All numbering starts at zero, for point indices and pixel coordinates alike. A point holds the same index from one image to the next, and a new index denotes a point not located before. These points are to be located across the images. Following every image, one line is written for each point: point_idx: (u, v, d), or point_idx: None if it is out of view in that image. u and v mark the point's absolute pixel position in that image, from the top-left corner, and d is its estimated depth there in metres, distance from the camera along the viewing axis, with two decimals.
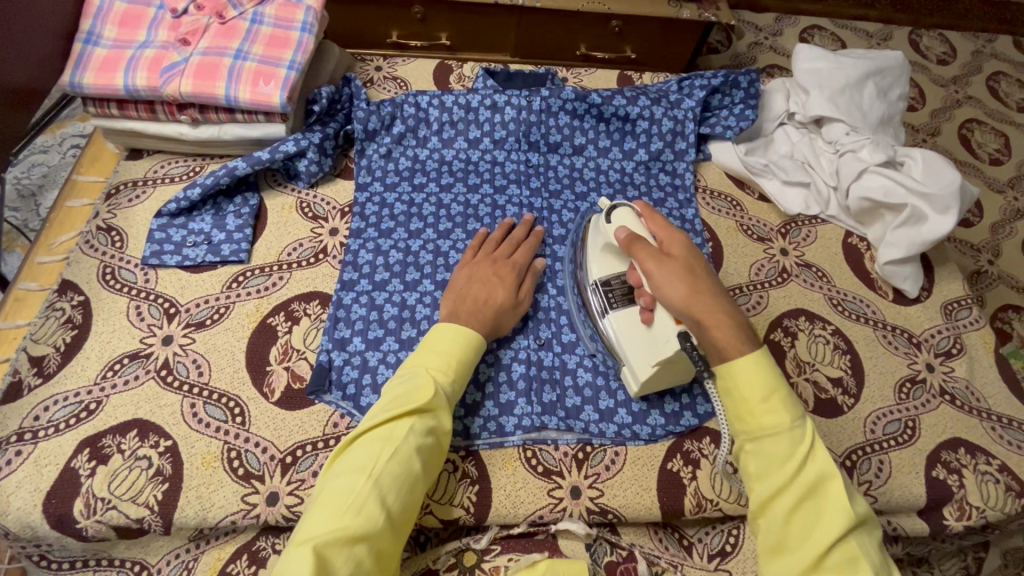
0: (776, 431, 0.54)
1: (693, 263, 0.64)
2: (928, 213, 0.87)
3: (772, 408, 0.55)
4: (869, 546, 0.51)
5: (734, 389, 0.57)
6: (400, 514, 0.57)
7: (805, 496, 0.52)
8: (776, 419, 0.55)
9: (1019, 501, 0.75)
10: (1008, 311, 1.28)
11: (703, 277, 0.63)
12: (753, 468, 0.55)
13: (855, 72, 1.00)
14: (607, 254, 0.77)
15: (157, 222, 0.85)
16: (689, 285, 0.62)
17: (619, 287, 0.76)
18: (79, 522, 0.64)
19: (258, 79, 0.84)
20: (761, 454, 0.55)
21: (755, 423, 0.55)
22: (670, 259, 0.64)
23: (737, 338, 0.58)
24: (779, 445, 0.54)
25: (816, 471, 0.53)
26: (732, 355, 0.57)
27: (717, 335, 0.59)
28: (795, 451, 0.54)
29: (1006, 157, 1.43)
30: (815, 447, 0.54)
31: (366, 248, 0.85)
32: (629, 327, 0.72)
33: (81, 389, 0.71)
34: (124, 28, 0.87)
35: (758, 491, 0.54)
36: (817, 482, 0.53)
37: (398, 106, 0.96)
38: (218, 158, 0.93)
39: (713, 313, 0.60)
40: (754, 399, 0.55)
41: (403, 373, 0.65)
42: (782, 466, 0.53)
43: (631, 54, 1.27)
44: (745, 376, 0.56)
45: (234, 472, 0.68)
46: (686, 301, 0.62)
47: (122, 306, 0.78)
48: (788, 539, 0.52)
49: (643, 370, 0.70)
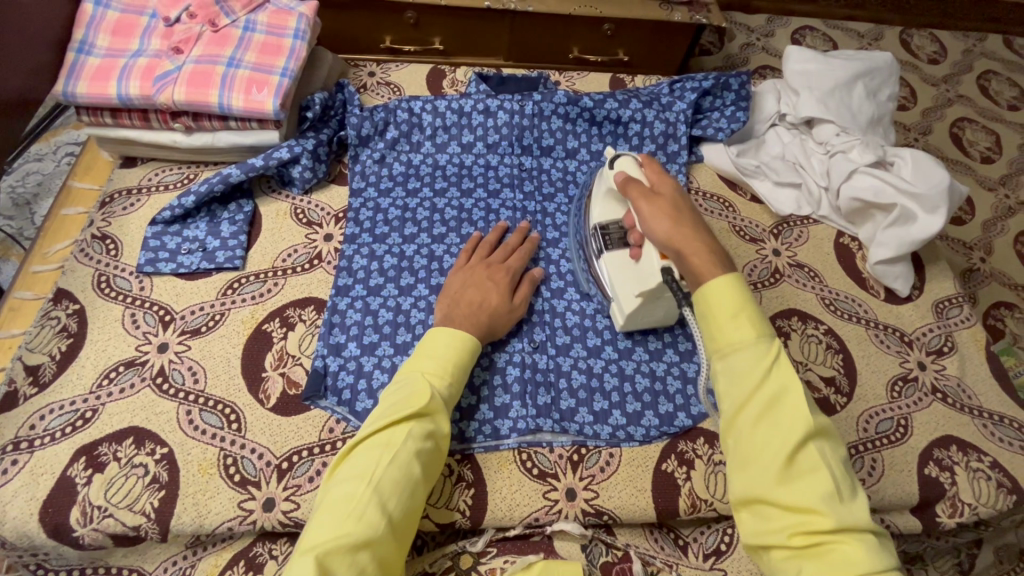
0: (743, 346, 0.56)
1: (679, 203, 0.68)
2: (918, 213, 0.88)
3: (740, 324, 0.57)
4: (830, 456, 0.53)
5: (706, 309, 0.59)
6: (401, 521, 0.57)
7: (770, 405, 0.53)
8: (743, 335, 0.56)
9: (1010, 497, 0.75)
10: (1001, 308, 1.29)
11: (689, 215, 0.67)
12: (721, 386, 0.57)
13: (845, 74, 1.01)
14: (608, 199, 0.79)
15: (152, 229, 0.85)
16: (673, 220, 0.66)
17: (616, 232, 0.78)
18: (75, 530, 0.64)
19: (251, 86, 0.84)
20: (729, 369, 0.56)
21: (724, 339, 0.57)
22: (658, 198, 0.68)
23: (715, 265, 0.61)
24: (746, 358, 0.56)
25: (781, 382, 0.54)
26: (706, 278, 0.61)
27: (695, 263, 0.62)
28: (760, 364, 0.55)
29: (996, 156, 1.44)
30: (781, 362, 0.55)
31: (361, 253, 0.85)
32: (620, 264, 0.75)
33: (77, 398, 0.71)
34: (117, 38, 0.87)
35: (725, 408, 0.55)
36: (782, 392, 0.54)
37: (392, 111, 0.97)
38: (213, 165, 0.93)
39: (693, 243, 0.64)
40: (723, 316, 0.58)
41: (400, 378, 0.65)
42: (748, 377, 0.55)
43: (624, 57, 1.28)
44: (714, 298, 0.58)
45: (230, 479, 0.68)
46: (670, 234, 0.65)
47: (117, 314, 0.78)
48: (754, 449, 0.53)
49: (628, 303, 0.74)
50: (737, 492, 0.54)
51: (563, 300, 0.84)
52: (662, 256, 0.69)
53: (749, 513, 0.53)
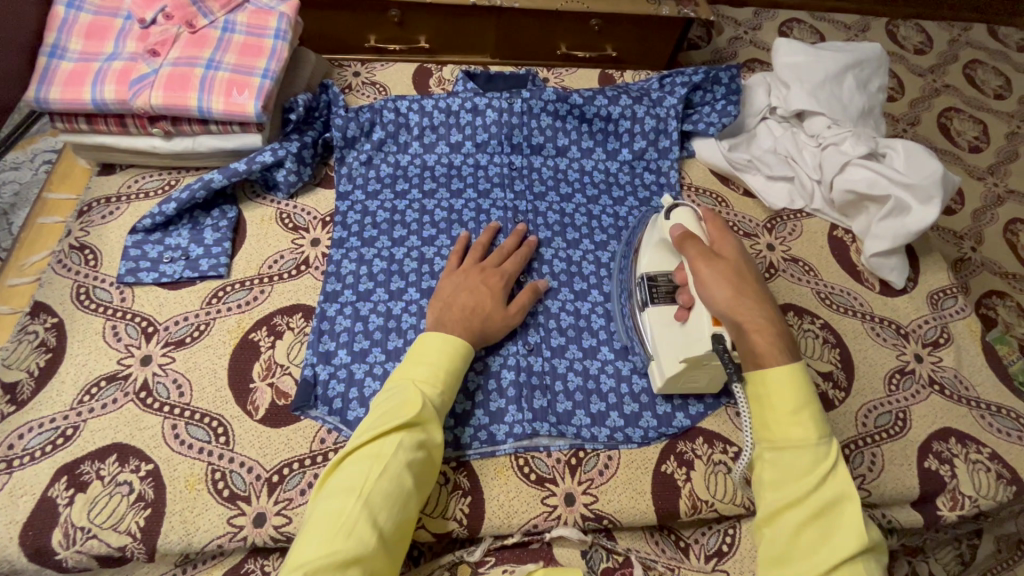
0: (800, 445, 0.56)
1: (743, 270, 0.66)
2: (912, 205, 0.87)
3: (801, 423, 0.56)
4: (875, 571, 0.51)
5: (762, 397, 0.59)
6: (393, 533, 0.55)
7: (821, 512, 0.53)
8: (803, 433, 0.56)
9: (1010, 488, 0.75)
10: (993, 297, 1.29)
11: (749, 282, 0.65)
12: (768, 477, 0.57)
13: (835, 66, 1.00)
14: (660, 249, 0.77)
15: (131, 238, 0.82)
16: (735, 288, 0.64)
17: (664, 285, 0.75)
18: (58, 553, 0.62)
19: (231, 89, 0.82)
20: (781, 464, 0.56)
21: (779, 434, 0.57)
22: (720, 261, 0.66)
23: (776, 349, 0.60)
24: (803, 459, 0.55)
25: (835, 490, 0.54)
26: (768, 362, 0.59)
27: (757, 342, 0.60)
28: (817, 467, 0.55)
29: (985, 145, 1.44)
30: (839, 469, 0.55)
31: (349, 258, 0.83)
32: (665, 323, 0.73)
33: (57, 415, 0.69)
34: (91, 41, 0.84)
35: (769, 500, 0.55)
36: (836, 502, 0.53)
37: (377, 112, 0.94)
38: (194, 171, 0.91)
39: (755, 319, 0.62)
40: (785, 409, 0.57)
41: (391, 386, 0.63)
42: (800, 478, 0.54)
43: (612, 52, 1.26)
44: (775, 387, 0.58)
45: (218, 494, 0.66)
46: (731, 304, 0.63)
47: (98, 326, 0.76)
48: (795, 550, 0.52)
49: (670, 367, 0.71)
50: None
51: (557, 300, 0.82)
52: (713, 321, 0.65)
53: None
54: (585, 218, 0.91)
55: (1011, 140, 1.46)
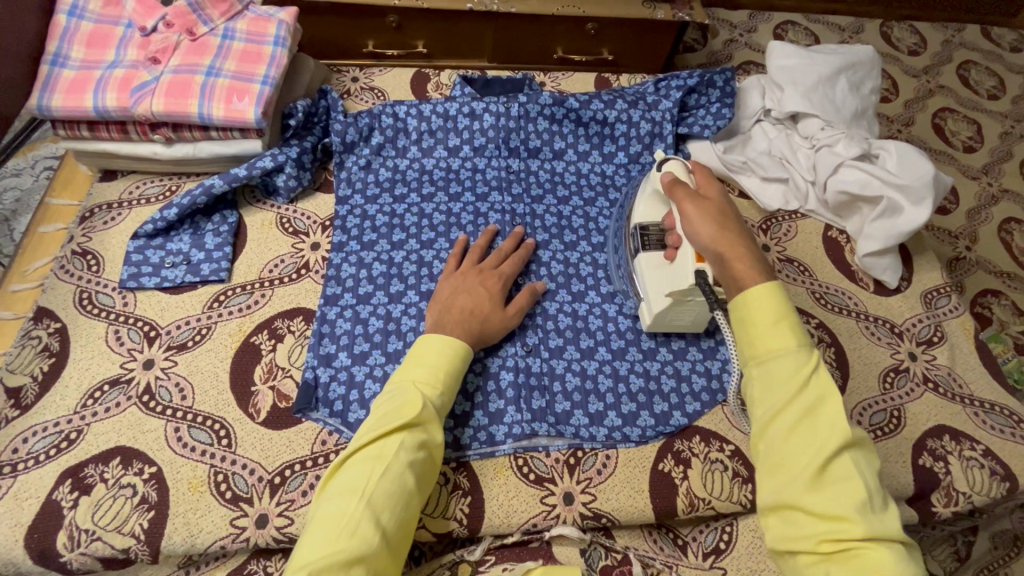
0: (783, 353, 0.56)
1: (726, 211, 0.69)
2: (904, 205, 0.88)
3: (782, 332, 0.57)
4: (863, 465, 0.52)
5: (744, 315, 0.59)
6: (395, 533, 0.56)
7: (808, 413, 0.53)
8: (784, 341, 0.57)
9: (1004, 484, 0.76)
10: (988, 296, 1.30)
11: (733, 221, 0.68)
12: (757, 391, 0.57)
13: (829, 68, 1.02)
14: (653, 200, 0.80)
15: (133, 244, 0.83)
16: (718, 224, 0.68)
17: (656, 234, 0.78)
18: (63, 555, 0.63)
19: (232, 95, 0.83)
20: (766, 375, 0.56)
21: (763, 346, 0.57)
22: (706, 202, 0.70)
23: (757, 272, 0.62)
24: (787, 366, 0.56)
25: (819, 391, 0.54)
26: (749, 284, 0.61)
27: (737, 268, 0.63)
28: (800, 371, 0.55)
29: (979, 145, 1.46)
30: (820, 371, 0.56)
31: (349, 261, 0.84)
32: (654, 265, 0.75)
33: (61, 419, 0.70)
34: (92, 49, 0.85)
35: (760, 413, 0.55)
36: (820, 402, 0.54)
37: (376, 116, 0.95)
38: (194, 176, 0.92)
39: (736, 249, 0.65)
40: (766, 321, 0.58)
41: (391, 388, 0.64)
42: (785, 385, 0.55)
43: (608, 56, 1.27)
44: (755, 303, 0.59)
45: (221, 496, 0.67)
46: (714, 238, 0.67)
47: (101, 331, 0.77)
48: (787, 457, 0.52)
49: (657, 304, 0.74)
50: (767, 495, 0.53)
51: (555, 301, 0.83)
52: (698, 258, 0.69)
53: (777, 519, 0.52)
54: (582, 220, 0.92)
55: (1005, 140, 1.47)
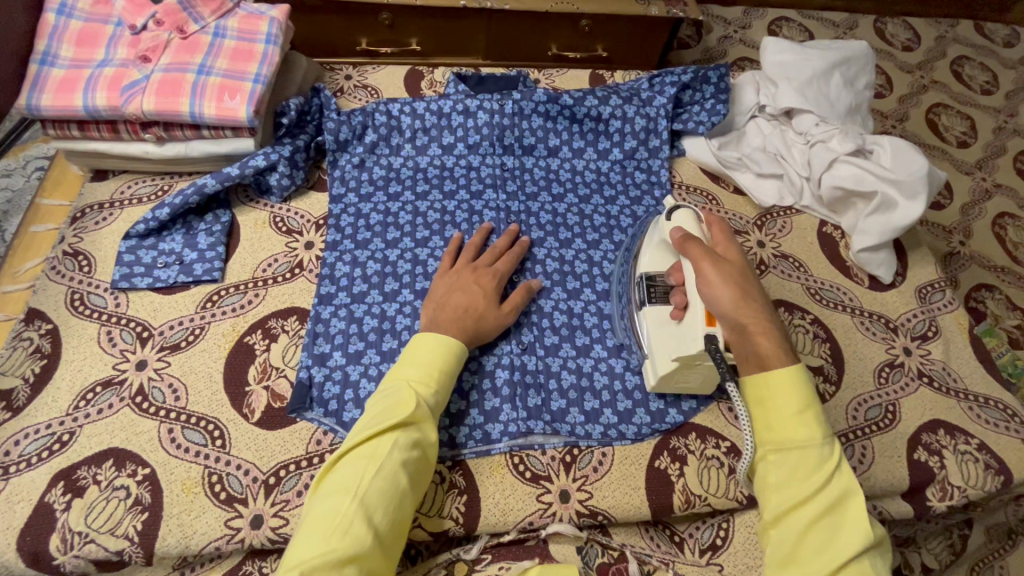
0: (805, 445, 0.56)
1: (746, 273, 0.66)
2: (898, 200, 0.88)
3: (804, 423, 0.56)
4: (882, 568, 0.51)
5: (764, 399, 0.59)
6: (388, 531, 0.56)
7: (827, 511, 0.53)
8: (806, 432, 0.56)
9: (998, 478, 0.76)
10: (982, 290, 1.30)
11: (752, 286, 0.65)
12: (773, 479, 0.56)
13: (823, 64, 1.02)
14: (660, 249, 0.79)
15: (125, 244, 0.83)
16: (738, 289, 0.64)
17: (662, 286, 0.77)
18: (56, 558, 0.62)
19: (223, 93, 0.82)
20: (785, 464, 0.56)
21: (783, 435, 0.57)
22: (726, 263, 0.66)
23: (781, 351, 0.60)
24: (807, 458, 0.55)
25: (841, 489, 0.54)
26: (773, 365, 0.60)
27: (762, 346, 0.61)
28: (822, 467, 0.55)
29: (972, 140, 1.46)
30: (842, 468, 0.55)
31: (343, 260, 0.84)
32: (660, 324, 0.73)
33: (53, 421, 0.69)
34: (82, 47, 0.84)
35: (776, 503, 0.55)
36: (841, 498, 0.53)
37: (369, 114, 0.95)
38: (187, 175, 0.91)
39: (759, 320, 0.62)
40: (788, 409, 0.57)
41: (385, 386, 0.64)
42: (805, 480, 0.54)
43: (603, 53, 1.27)
44: (776, 389, 0.58)
45: (215, 497, 0.66)
46: (735, 305, 0.63)
47: (93, 332, 0.76)
48: (801, 552, 0.52)
49: (662, 365, 0.72)
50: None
51: (550, 299, 0.83)
52: (708, 321, 0.66)
53: None
54: (577, 217, 0.92)
55: (999, 135, 1.47)
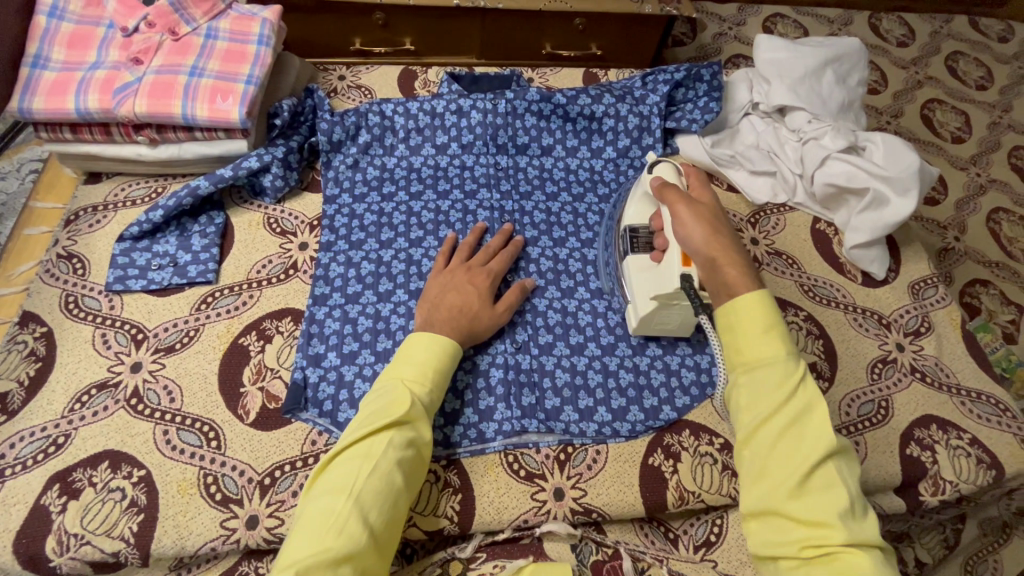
0: (771, 362, 0.56)
1: (719, 215, 0.69)
2: (890, 196, 0.88)
3: (770, 341, 0.57)
4: (846, 474, 0.53)
5: (731, 324, 0.59)
6: (383, 532, 0.56)
7: (793, 423, 0.54)
8: (771, 350, 0.57)
9: (990, 472, 0.77)
10: (976, 285, 1.31)
11: (725, 226, 0.67)
12: (743, 400, 0.57)
13: (816, 61, 1.02)
14: (644, 201, 0.81)
15: (119, 246, 0.83)
16: (709, 227, 0.67)
17: (644, 236, 0.78)
18: (52, 560, 0.62)
19: (216, 95, 0.82)
20: (752, 383, 0.56)
21: (751, 354, 0.57)
22: (699, 205, 0.69)
23: (748, 278, 0.62)
24: (773, 374, 0.56)
25: (806, 399, 0.54)
26: (739, 290, 0.61)
27: (729, 273, 0.62)
28: (787, 381, 0.55)
29: (967, 136, 1.46)
30: (807, 381, 0.56)
31: (337, 261, 0.84)
32: (641, 266, 0.76)
33: (48, 424, 0.69)
34: (73, 50, 0.84)
35: (746, 421, 0.56)
36: (806, 409, 0.54)
37: (362, 115, 0.95)
38: (181, 177, 0.91)
39: (729, 254, 0.64)
40: (754, 330, 0.58)
41: (379, 387, 0.64)
42: (771, 394, 0.55)
43: (597, 51, 1.27)
44: (742, 313, 0.59)
45: (211, 498, 0.66)
46: (706, 241, 0.66)
47: (87, 335, 0.76)
48: (771, 466, 0.53)
49: (643, 306, 0.75)
50: (751, 503, 0.54)
51: (544, 298, 0.83)
52: (684, 261, 0.69)
53: (759, 523, 0.53)
54: (571, 216, 0.92)
55: (993, 131, 1.48)
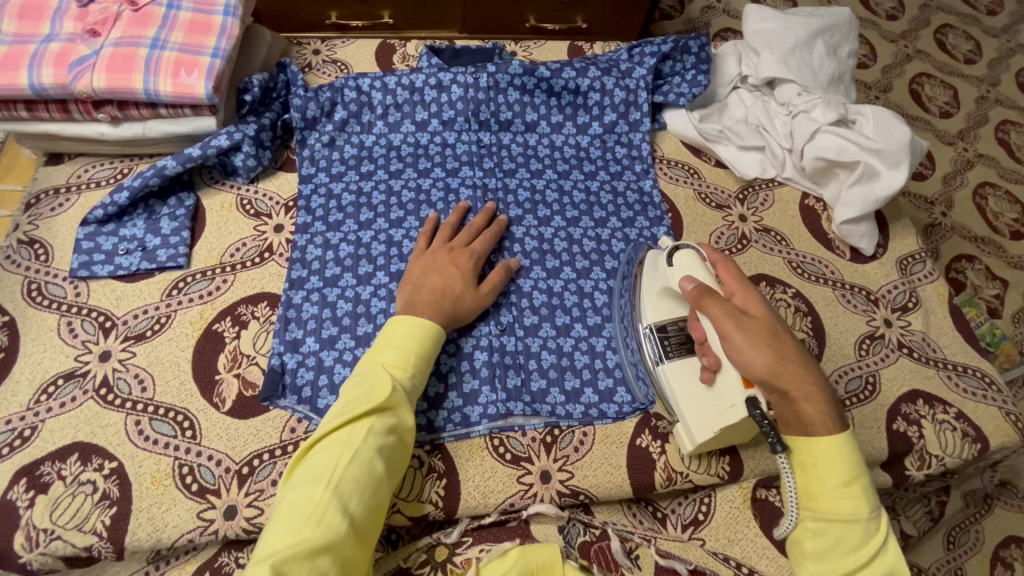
0: (852, 520, 0.53)
1: (775, 328, 0.61)
2: (881, 169, 0.87)
3: (851, 497, 0.53)
4: None
5: (807, 465, 0.56)
6: (364, 519, 0.55)
7: None
8: (853, 507, 0.53)
9: (975, 445, 0.77)
10: (962, 260, 1.31)
11: (786, 341, 0.60)
12: (811, 547, 0.55)
13: (804, 31, 0.99)
14: (664, 297, 0.74)
15: (83, 230, 0.79)
16: (773, 352, 0.59)
17: (676, 336, 0.72)
18: (22, 556, 0.60)
19: (180, 69, 0.78)
20: (826, 535, 0.54)
21: (827, 506, 0.54)
22: (752, 323, 0.60)
23: (827, 415, 0.56)
24: (852, 533, 0.53)
25: (883, 566, 0.52)
26: (817, 432, 0.56)
27: (808, 411, 0.56)
28: (866, 543, 0.52)
29: (955, 110, 1.45)
30: (886, 541, 0.53)
31: (314, 243, 0.81)
32: (687, 385, 0.69)
33: (13, 416, 0.67)
34: (25, 21, 0.79)
35: (813, 570, 0.54)
36: (887, 575, 0.52)
37: (338, 90, 0.91)
38: (148, 158, 0.87)
39: (801, 384, 0.57)
40: (833, 481, 0.54)
41: (358, 371, 0.62)
42: (848, 554, 0.52)
43: (582, 24, 1.23)
44: (821, 459, 0.55)
45: (187, 489, 0.64)
46: (772, 371, 0.58)
47: (52, 323, 0.73)
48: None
49: (700, 432, 0.67)
50: None
51: (529, 279, 0.81)
52: (745, 384, 0.62)
53: None
54: (556, 194, 0.90)
55: (981, 105, 1.47)
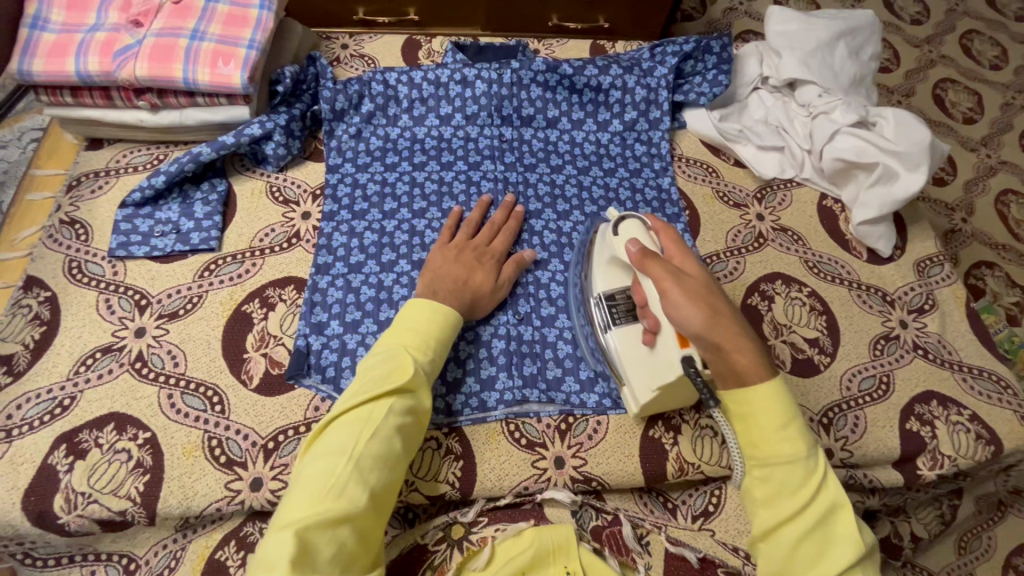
0: (790, 461, 0.51)
1: (710, 287, 0.59)
2: (899, 171, 0.87)
3: (788, 436, 0.52)
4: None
5: (745, 414, 0.54)
6: (381, 494, 0.57)
7: (817, 525, 0.50)
8: (790, 448, 0.52)
9: (989, 447, 0.77)
10: (982, 267, 1.30)
11: (720, 298, 0.58)
12: (758, 494, 0.53)
13: (827, 34, 1.00)
14: (613, 266, 0.74)
15: (122, 212, 0.82)
16: (708, 307, 0.57)
17: (624, 303, 0.72)
18: (61, 518, 0.63)
19: (217, 60, 0.81)
20: (771, 480, 0.52)
21: (767, 450, 0.52)
22: (689, 280, 0.58)
23: (758, 364, 0.54)
24: (793, 473, 0.51)
25: (828, 501, 0.50)
26: (751, 381, 0.54)
27: (740, 361, 0.54)
28: (807, 480, 0.51)
29: (979, 116, 1.44)
30: (827, 476, 0.52)
31: (340, 230, 0.83)
32: (631, 347, 0.69)
33: (54, 386, 0.70)
34: (72, 11, 0.83)
35: (763, 518, 0.52)
36: (831, 510, 0.50)
37: (366, 83, 0.94)
38: (182, 145, 0.90)
39: (735, 337, 0.55)
40: (770, 426, 0.52)
41: (379, 352, 0.64)
42: (791, 495, 0.51)
43: (604, 23, 1.25)
44: (756, 406, 0.53)
45: (215, 460, 0.67)
46: (708, 325, 0.56)
47: (91, 300, 0.76)
48: (794, 568, 0.49)
49: (643, 395, 0.68)
50: None
51: (547, 271, 0.83)
52: (681, 342, 0.60)
53: None
54: (576, 189, 0.91)
55: (1005, 112, 1.45)
